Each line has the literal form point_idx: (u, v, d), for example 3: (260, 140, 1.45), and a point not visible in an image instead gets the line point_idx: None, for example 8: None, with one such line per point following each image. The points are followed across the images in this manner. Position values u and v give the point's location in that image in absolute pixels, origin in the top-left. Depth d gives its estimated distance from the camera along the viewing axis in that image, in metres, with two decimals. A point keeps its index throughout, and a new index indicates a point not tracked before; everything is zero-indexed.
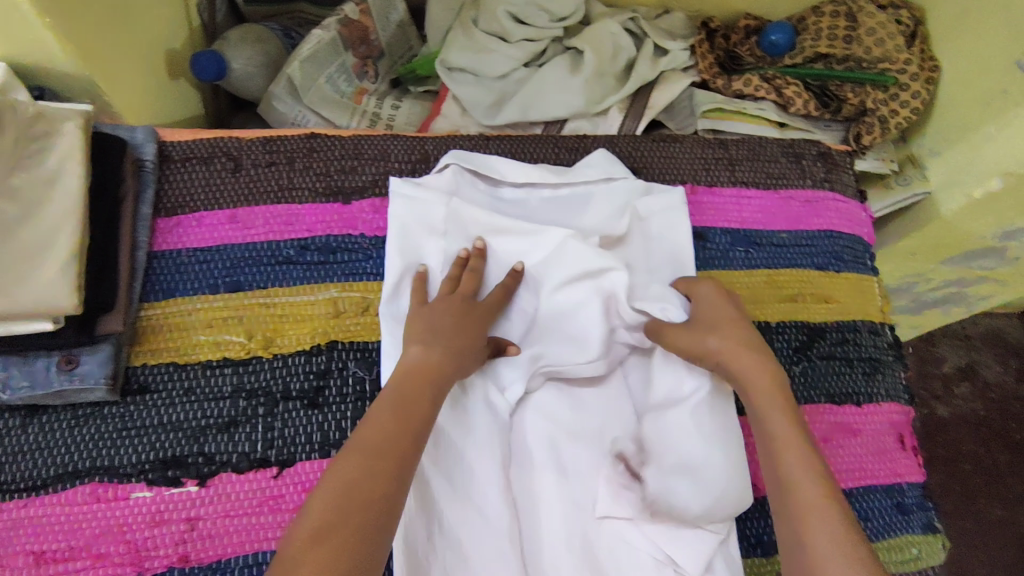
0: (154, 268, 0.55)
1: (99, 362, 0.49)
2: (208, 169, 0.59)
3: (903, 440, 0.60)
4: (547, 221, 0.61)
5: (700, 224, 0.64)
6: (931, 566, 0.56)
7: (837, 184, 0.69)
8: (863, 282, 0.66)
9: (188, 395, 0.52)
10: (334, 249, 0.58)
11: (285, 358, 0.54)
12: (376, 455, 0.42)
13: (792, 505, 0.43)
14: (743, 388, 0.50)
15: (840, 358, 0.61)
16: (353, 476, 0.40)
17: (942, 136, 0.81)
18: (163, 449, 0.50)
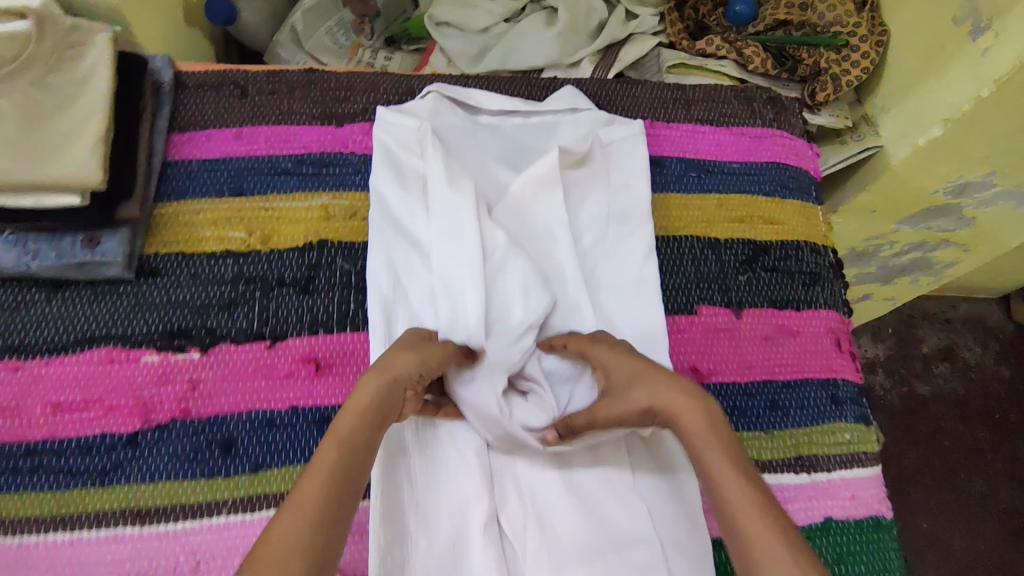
0: (168, 173, 0.63)
1: (118, 242, 0.56)
2: (218, 94, 0.67)
3: (841, 343, 0.66)
4: (519, 145, 0.68)
5: (658, 154, 0.71)
6: (862, 451, 0.62)
7: (785, 125, 0.76)
8: (808, 208, 0.72)
9: (193, 279, 0.59)
10: (326, 163, 0.65)
11: (279, 251, 0.61)
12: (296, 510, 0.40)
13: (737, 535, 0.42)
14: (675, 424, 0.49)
15: (783, 270, 0.68)
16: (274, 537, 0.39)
17: (891, 95, 0.88)
18: (171, 322, 0.57)
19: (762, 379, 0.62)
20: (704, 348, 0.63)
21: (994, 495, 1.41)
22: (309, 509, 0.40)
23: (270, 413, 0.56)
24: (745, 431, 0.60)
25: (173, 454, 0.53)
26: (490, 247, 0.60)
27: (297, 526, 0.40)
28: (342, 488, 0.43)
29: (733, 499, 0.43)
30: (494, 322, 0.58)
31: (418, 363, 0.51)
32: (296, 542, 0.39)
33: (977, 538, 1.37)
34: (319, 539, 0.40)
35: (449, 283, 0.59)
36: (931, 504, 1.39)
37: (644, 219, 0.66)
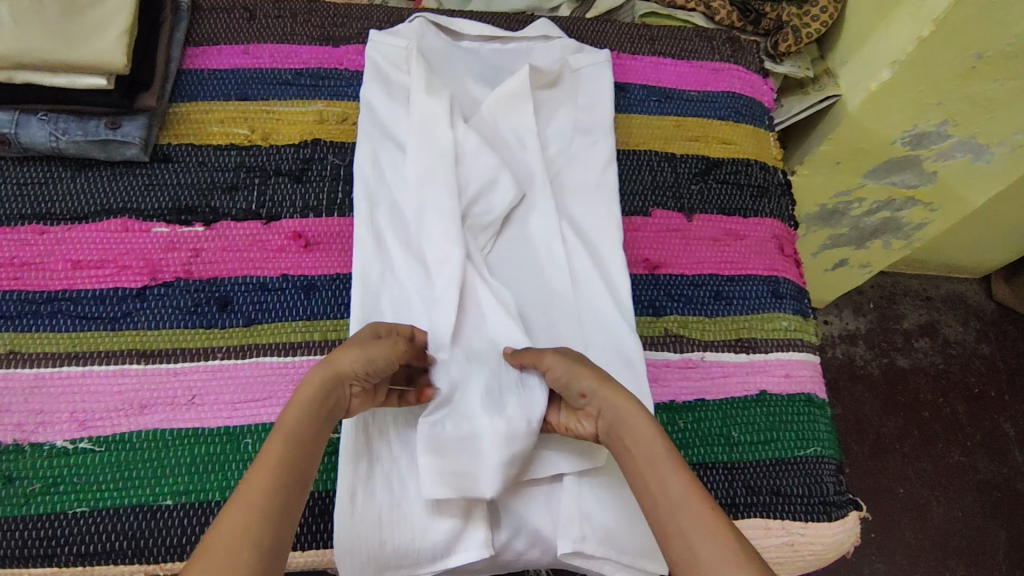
0: (182, 79, 0.71)
1: (137, 126, 0.64)
2: (230, 16, 0.75)
3: (784, 248, 0.72)
4: (497, 65, 0.76)
5: (624, 81, 0.79)
6: (799, 338, 0.67)
7: (742, 61, 0.83)
8: (760, 133, 0.79)
9: (201, 166, 0.67)
10: (323, 77, 0.73)
11: (278, 147, 0.69)
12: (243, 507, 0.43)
13: (672, 523, 0.46)
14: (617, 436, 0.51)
15: (733, 183, 0.74)
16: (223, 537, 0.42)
17: (849, 48, 0.95)
18: (178, 201, 0.65)
19: (708, 272, 0.69)
20: (656, 244, 0.69)
21: (974, 465, 1.43)
22: (257, 500, 0.43)
23: (263, 279, 0.62)
24: (691, 315, 0.66)
25: (175, 308, 0.60)
26: (462, 149, 0.68)
27: (245, 517, 0.43)
28: (285, 475, 0.45)
29: (673, 493, 0.47)
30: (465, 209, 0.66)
31: (364, 360, 0.51)
32: (249, 528, 0.42)
33: (955, 505, 1.39)
34: (268, 526, 0.43)
35: (427, 173, 0.66)
36: (909, 470, 1.42)
37: (606, 133, 0.74)
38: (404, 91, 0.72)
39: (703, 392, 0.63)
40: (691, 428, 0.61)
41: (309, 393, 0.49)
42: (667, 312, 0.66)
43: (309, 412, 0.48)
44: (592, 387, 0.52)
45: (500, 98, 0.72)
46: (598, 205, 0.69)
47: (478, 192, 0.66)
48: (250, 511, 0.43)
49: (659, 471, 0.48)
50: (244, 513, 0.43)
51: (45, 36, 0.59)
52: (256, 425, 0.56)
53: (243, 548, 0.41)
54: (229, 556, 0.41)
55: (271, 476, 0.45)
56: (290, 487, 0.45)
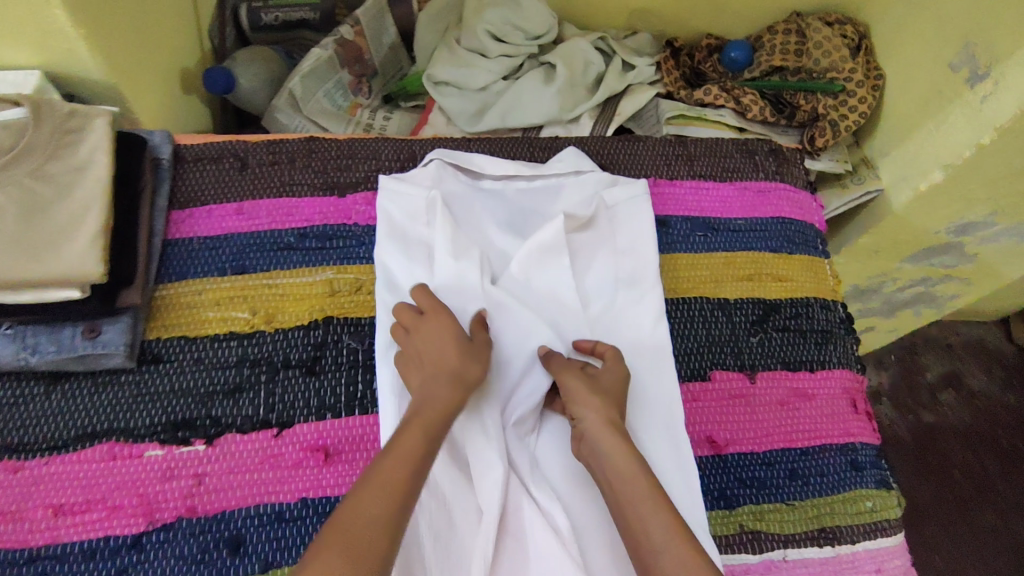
0: (168, 253, 0.61)
1: (118, 331, 0.55)
2: (218, 167, 0.65)
3: (856, 404, 0.66)
4: (523, 208, 0.68)
5: (664, 213, 0.71)
6: (885, 520, 0.61)
7: (788, 177, 0.75)
8: (816, 263, 0.71)
9: (197, 364, 0.58)
10: (330, 236, 0.64)
11: (284, 331, 0.60)
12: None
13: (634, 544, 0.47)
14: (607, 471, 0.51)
15: (794, 329, 0.67)
16: None
17: (889, 138, 0.88)
18: (174, 413, 0.56)
19: (780, 447, 0.62)
20: (718, 417, 0.62)
21: (1022, 531, 1.30)
22: (399, 492, 0.45)
23: (279, 506, 0.54)
24: (766, 504, 0.59)
25: (179, 556, 0.52)
26: (499, 325, 0.61)
27: None
28: (420, 475, 0.47)
29: (654, 536, 0.46)
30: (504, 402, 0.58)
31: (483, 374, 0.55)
32: (390, 520, 0.43)
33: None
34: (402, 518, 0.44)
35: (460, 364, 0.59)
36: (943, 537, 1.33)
37: (654, 281, 0.65)
38: (426, 248, 0.64)
39: None
40: None
41: (443, 399, 0.52)
42: (739, 503, 0.59)
43: (446, 416, 0.51)
44: (592, 420, 0.53)
45: (536, 251, 0.63)
46: (652, 368, 0.62)
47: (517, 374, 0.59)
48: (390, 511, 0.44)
49: (629, 493, 0.49)
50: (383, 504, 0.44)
51: (4, 249, 0.49)
52: None
53: (381, 538, 0.43)
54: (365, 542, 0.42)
55: (409, 471, 0.46)
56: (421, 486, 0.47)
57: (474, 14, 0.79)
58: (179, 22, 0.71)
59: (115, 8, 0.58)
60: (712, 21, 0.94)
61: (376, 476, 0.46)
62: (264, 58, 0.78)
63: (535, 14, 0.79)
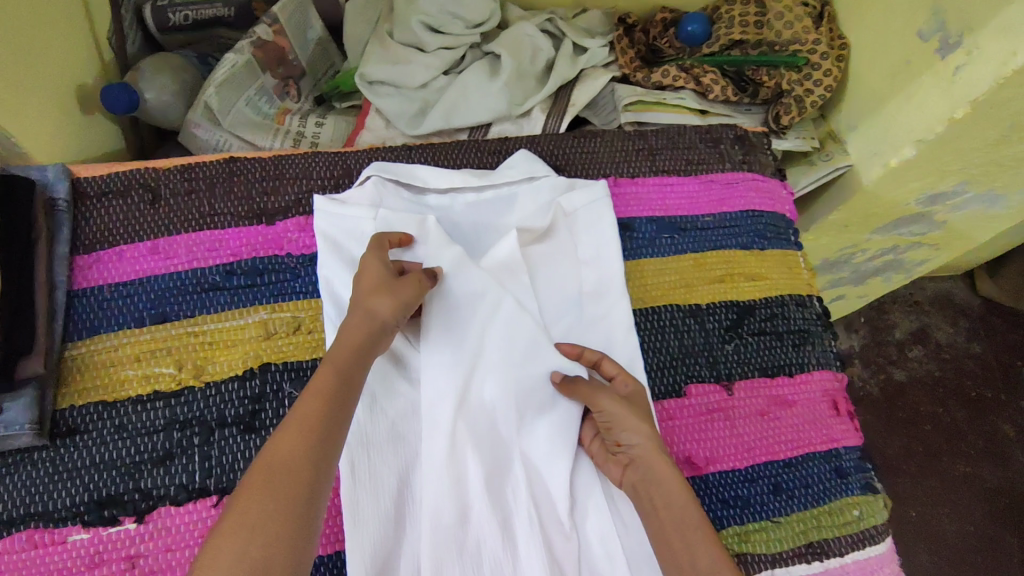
0: (75, 307, 0.54)
1: (22, 408, 0.48)
2: (125, 202, 0.58)
3: (837, 406, 0.63)
4: (478, 222, 0.62)
5: (626, 215, 0.66)
6: (873, 527, 0.59)
7: (755, 165, 0.71)
8: (789, 257, 0.68)
9: (119, 432, 0.51)
10: (261, 270, 0.58)
11: (216, 385, 0.54)
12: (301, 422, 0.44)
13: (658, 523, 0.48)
14: (642, 489, 0.50)
15: (770, 332, 0.64)
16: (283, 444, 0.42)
17: (857, 111, 0.84)
18: (98, 489, 0.50)
19: (762, 461, 0.58)
20: (697, 435, 0.58)
21: (980, 475, 1.26)
22: (313, 425, 0.44)
23: None
24: (752, 523, 0.56)
25: None
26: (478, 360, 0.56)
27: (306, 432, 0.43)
28: (334, 406, 0.45)
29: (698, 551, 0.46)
30: (483, 441, 0.54)
31: (399, 308, 0.51)
32: (311, 443, 0.43)
33: (966, 520, 1.22)
34: (322, 451, 0.43)
35: (434, 404, 0.54)
36: (916, 490, 1.24)
37: (620, 293, 0.61)
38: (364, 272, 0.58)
39: None
40: None
41: (358, 337, 0.49)
42: (724, 525, 0.56)
43: (358, 351, 0.49)
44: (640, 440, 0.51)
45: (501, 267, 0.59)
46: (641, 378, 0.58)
47: (518, 389, 0.55)
48: (299, 448, 0.42)
49: (654, 477, 0.50)
50: (302, 438, 0.43)
51: None
52: None
53: (301, 468, 0.42)
54: (283, 480, 0.41)
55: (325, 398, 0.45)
56: (338, 420, 0.45)
57: (406, 5, 0.73)
58: (69, 31, 0.62)
59: None
60: None
61: (293, 417, 0.44)
62: (173, 68, 0.70)
63: (472, 1, 0.73)
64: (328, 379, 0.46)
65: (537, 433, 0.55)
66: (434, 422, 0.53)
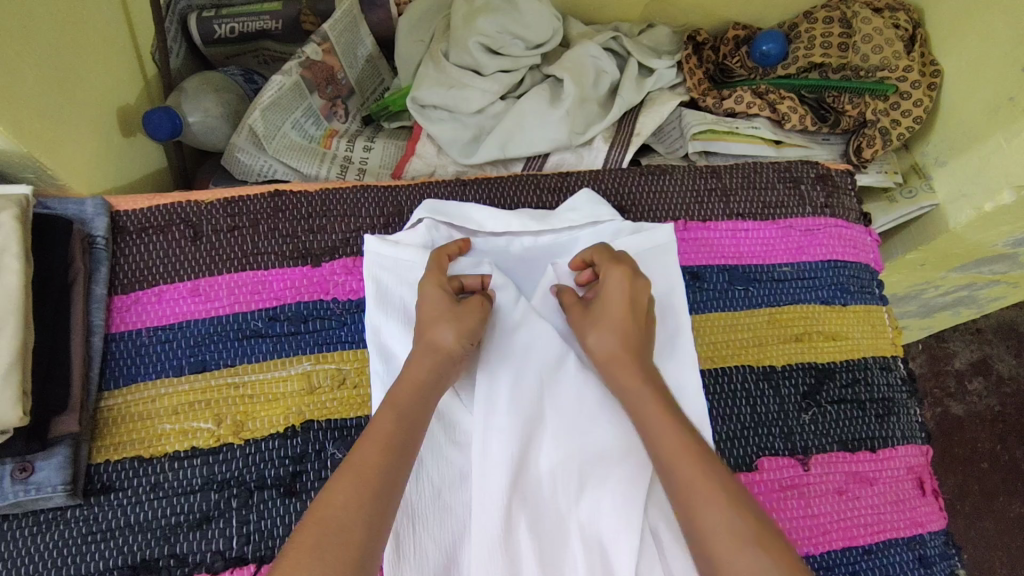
0: (112, 352, 0.52)
1: (55, 467, 0.46)
2: (166, 239, 0.55)
3: (922, 484, 0.57)
4: (534, 270, 0.58)
5: (696, 264, 0.61)
6: None
7: (839, 210, 0.65)
8: (873, 314, 0.62)
9: (155, 491, 0.49)
10: (305, 317, 0.54)
11: (256, 442, 0.50)
12: (353, 473, 0.40)
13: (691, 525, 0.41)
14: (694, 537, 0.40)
15: (851, 400, 0.58)
16: (334, 500, 0.39)
17: (947, 145, 0.76)
18: (132, 553, 0.47)
19: (841, 548, 0.53)
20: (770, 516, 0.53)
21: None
22: (369, 476, 0.40)
23: None
24: None
25: None
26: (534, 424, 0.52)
27: (361, 485, 0.40)
28: (394, 454, 0.42)
29: None
30: (536, 514, 0.50)
31: (463, 335, 0.49)
32: (363, 496, 0.39)
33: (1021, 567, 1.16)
34: (379, 505, 0.40)
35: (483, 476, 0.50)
36: (970, 533, 1.17)
37: (687, 353, 0.55)
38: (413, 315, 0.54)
39: None
40: None
41: (421, 372, 0.47)
42: None
43: (421, 389, 0.46)
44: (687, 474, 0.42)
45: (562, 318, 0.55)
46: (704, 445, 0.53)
47: (576, 454, 0.51)
48: (354, 502, 0.39)
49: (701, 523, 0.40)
50: (357, 491, 0.40)
51: None
52: None
53: (354, 525, 0.38)
54: (337, 536, 0.38)
55: (382, 446, 0.42)
56: (395, 468, 0.42)
57: (463, 24, 0.67)
58: (111, 51, 0.59)
59: (20, 65, 0.47)
60: (739, 8, 0.81)
61: (348, 464, 0.41)
62: (216, 88, 0.66)
63: (535, 21, 0.68)
64: (386, 424, 0.43)
65: (600, 505, 0.50)
66: (484, 496, 0.49)
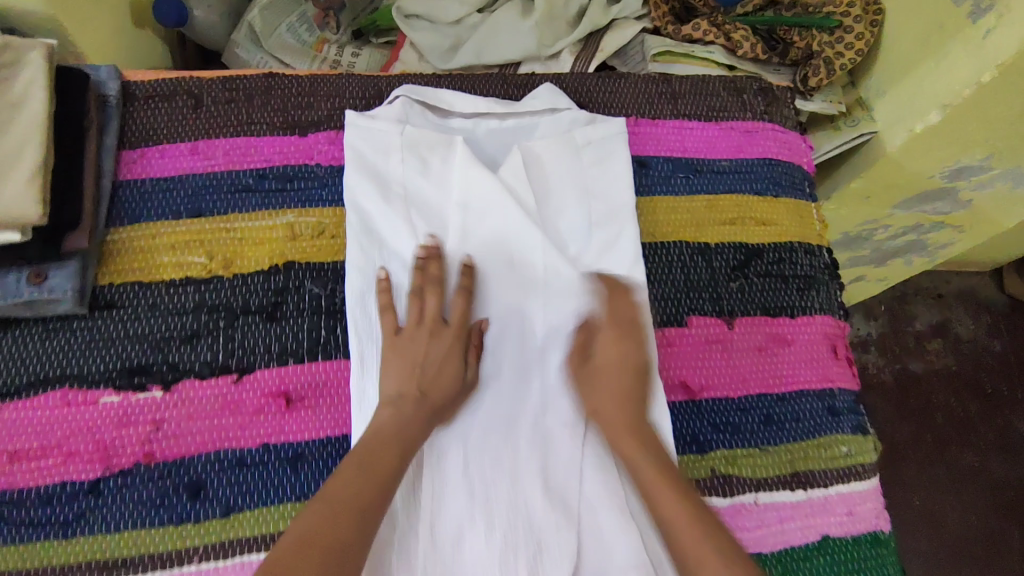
0: (118, 195, 0.59)
1: (67, 276, 0.52)
2: (170, 105, 0.62)
3: (836, 350, 0.64)
4: (496, 148, 0.65)
5: (643, 154, 0.68)
6: (860, 463, 0.60)
7: (776, 117, 0.72)
8: (801, 206, 0.69)
9: (152, 310, 0.55)
10: (290, 177, 0.61)
11: (243, 276, 0.57)
12: (337, 497, 0.46)
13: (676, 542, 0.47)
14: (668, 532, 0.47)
15: (776, 275, 0.65)
16: (318, 521, 0.44)
17: (886, 77, 0.84)
18: (130, 359, 0.54)
19: (756, 393, 0.60)
20: (695, 362, 0.60)
21: (988, 467, 1.24)
22: (344, 498, 0.46)
23: (239, 452, 0.53)
24: (740, 449, 0.58)
25: (139, 500, 0.51)
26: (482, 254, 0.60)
27: (331, 506, 0.45)
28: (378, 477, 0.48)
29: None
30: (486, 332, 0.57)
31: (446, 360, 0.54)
32: (341, 514, 0.45)
33: (971, 514, 1.21)
34: (358, 513, 0.45)
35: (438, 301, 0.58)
36: (923, 480, 1.23)
37: (629, 222, 0.62)
38: (377, 172, 0.61)
39: (759, 544, 0.55)
40: None
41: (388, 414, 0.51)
42: (713, 448, 0.58)
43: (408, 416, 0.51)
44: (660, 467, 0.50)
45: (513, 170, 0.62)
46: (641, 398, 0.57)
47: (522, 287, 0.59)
48: (342, 519, 0.44)
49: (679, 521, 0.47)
50: (329, 512, 0.45)
51: None
52: None
53: (341, 526, 0.44)
54: (319, 552, 0.43)
55: (356, 463, 0.48)
56: (377, 492, 0.47)
57: None
58: None
59: None
60: None
61: (335, 484, 0.47)
62: None
63: None
64: (372, 445, 0.49)
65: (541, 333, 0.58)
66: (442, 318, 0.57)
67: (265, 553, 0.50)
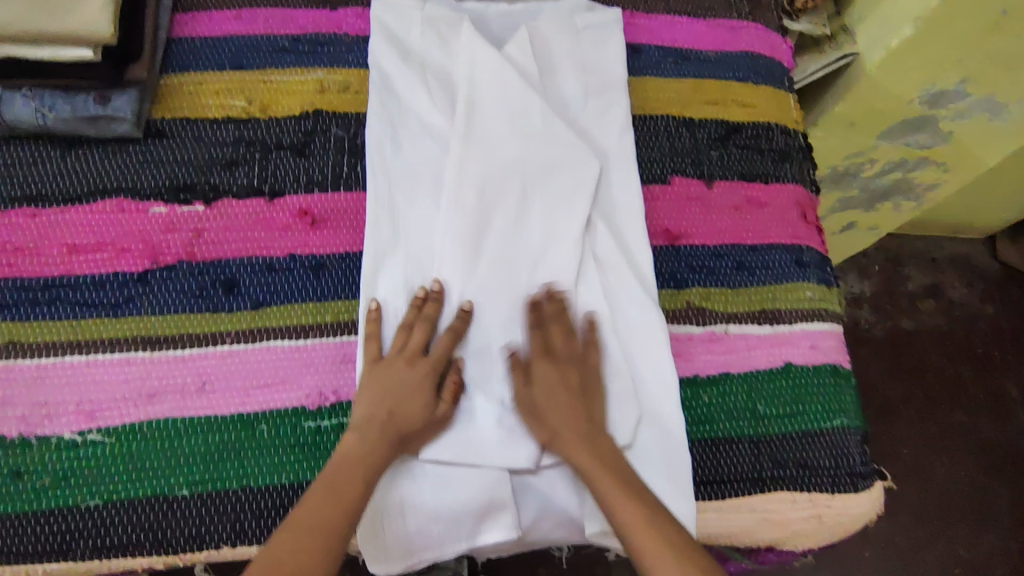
0: (171, 49, 0.67)
1: (127, 101, 0.60)
2: None
3: (806, 215, 0.70)
4: (503, 28, 0.72)
5: (637, 42, 0.75)
6: (824, 307, 0.66)
7: (760, 20, 0.79)
8: (780, 95, 0.76)
9: (198, 141, 0.63)
10: (321, 43, 0.69)
11: (277, 119, 0.65)
12: (308, 531, 0.49)
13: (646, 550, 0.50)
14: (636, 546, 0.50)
15: (753, 147, 0.72)
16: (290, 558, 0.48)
17: (866, 4, 0.91)
18: (177, 179, 0.62)
19: (730, 243, 0.67)
20: (676, 214, 0.67)
21: (975, 423, 1.27)
22: (314, 531, 0.49)
23: (269, 259, 0.60)
24: (713, 287, 0.65)
25: (181, 290, 0.58)
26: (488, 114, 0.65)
27: (299, 544, 0.48)
28: (338, 512, 0.50)
29: None
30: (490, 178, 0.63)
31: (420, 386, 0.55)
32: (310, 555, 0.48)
33: (959, 465, 1.23)
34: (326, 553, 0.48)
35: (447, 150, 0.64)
36: (913, 430, 1.25)
37: (621, 94, 0.70)
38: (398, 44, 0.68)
39: (727, 365, 0.62)
40: (716, 402, 0.60)
41: (360, 448, 0.52)
42: (689, 284, 0.65)
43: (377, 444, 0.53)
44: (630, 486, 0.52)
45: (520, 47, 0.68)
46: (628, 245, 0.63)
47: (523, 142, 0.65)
48: (301, 558, 0.48)
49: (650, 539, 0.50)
50: (298, 548, 0.48)
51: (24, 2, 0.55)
52: (270, 411, 0.55)
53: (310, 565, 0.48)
54: None
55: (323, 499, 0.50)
56: (342, 521, 0.50)
57: None
58: None
59: None
60: None
61: (300, 522, 0.49)
62: None
63: None
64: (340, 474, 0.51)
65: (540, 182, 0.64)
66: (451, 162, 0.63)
67: (290, 340, 0.57)
